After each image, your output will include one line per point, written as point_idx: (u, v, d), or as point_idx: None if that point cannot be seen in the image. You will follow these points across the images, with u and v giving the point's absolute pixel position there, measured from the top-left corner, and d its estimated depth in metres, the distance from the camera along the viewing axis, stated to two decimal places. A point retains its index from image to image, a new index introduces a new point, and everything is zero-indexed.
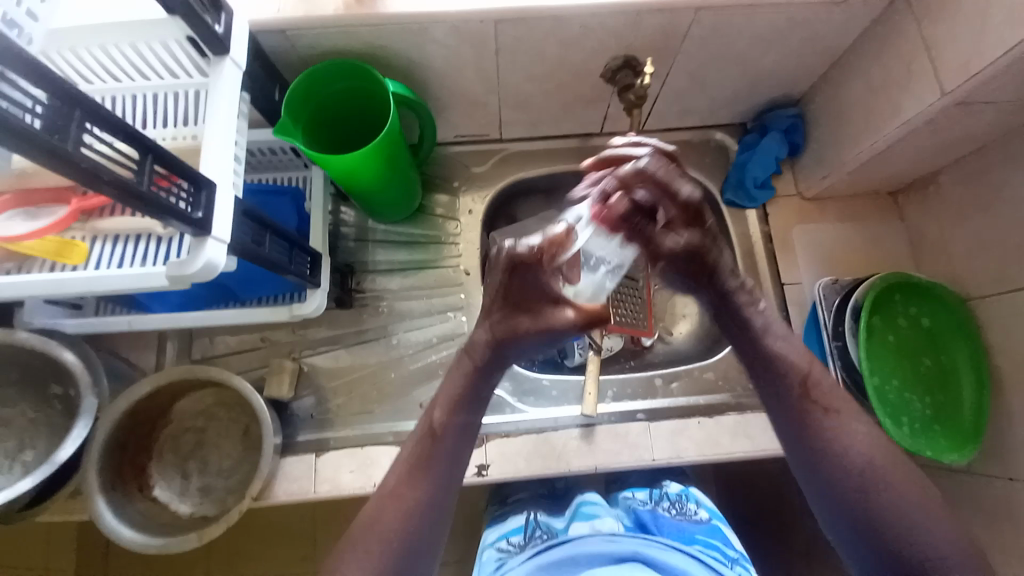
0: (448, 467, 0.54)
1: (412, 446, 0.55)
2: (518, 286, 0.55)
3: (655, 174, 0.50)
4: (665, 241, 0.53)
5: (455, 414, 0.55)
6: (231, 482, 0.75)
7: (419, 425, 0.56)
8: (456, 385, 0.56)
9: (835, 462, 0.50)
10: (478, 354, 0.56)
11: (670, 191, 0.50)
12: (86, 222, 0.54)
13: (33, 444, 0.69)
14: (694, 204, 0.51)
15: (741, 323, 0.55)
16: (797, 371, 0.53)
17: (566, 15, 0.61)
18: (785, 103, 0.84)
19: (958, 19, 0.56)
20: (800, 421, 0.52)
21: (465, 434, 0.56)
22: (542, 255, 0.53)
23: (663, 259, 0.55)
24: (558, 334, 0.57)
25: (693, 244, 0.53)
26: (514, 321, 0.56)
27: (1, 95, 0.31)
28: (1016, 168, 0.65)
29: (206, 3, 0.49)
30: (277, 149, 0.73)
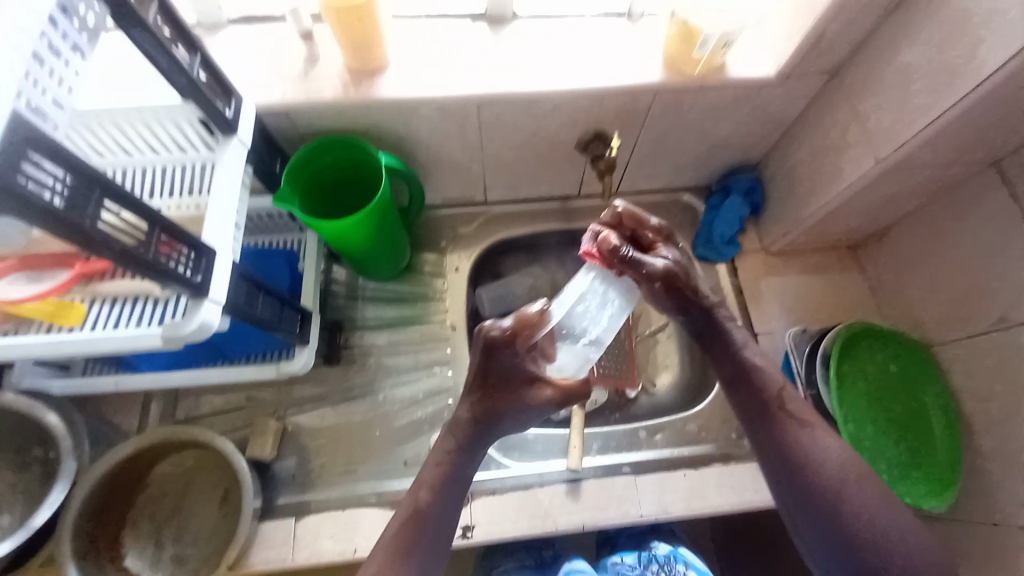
0: (433, 547, 0.54)
1: (395, 527, 0.54)
2: (494, 365, 0.57)
3: (632, 208, 0.60)
4: (657, 260, 0.57)
5: (439, 495, 0.56)
6: (207, 551, 0.72)
7: (402, 508, 0.56)
8: (438, 466, 0.58)
9: (819, 480, 0.52)
10: (461, 432, 0.59)
11: (646, 221, 0.60)
12: (87, 285, 0.56)
13: (9, 509, 0.67)
14: (665, 229, 0.61)
15: (724, 336, 0.59)
16: (773, 382, 0.57)
17: (539, 97, 0.69)
18: (745, 167, 0.92)
19: (880, 98, 0.65)
20: (785, 449, 0.54)
21: (448, 515, 0.56)
22: (514, 334, 0.56)
23: (660, 279, 0.56)
24: (539, 412, 0.59)
25: (677, 261, 0.59)
26: (492, 399, 0.58)
27: (30, 178, 0.34)
28: (954, 223, 0.72)
29: (219, 90, 0.55)
30: (274, 214, 0.77)
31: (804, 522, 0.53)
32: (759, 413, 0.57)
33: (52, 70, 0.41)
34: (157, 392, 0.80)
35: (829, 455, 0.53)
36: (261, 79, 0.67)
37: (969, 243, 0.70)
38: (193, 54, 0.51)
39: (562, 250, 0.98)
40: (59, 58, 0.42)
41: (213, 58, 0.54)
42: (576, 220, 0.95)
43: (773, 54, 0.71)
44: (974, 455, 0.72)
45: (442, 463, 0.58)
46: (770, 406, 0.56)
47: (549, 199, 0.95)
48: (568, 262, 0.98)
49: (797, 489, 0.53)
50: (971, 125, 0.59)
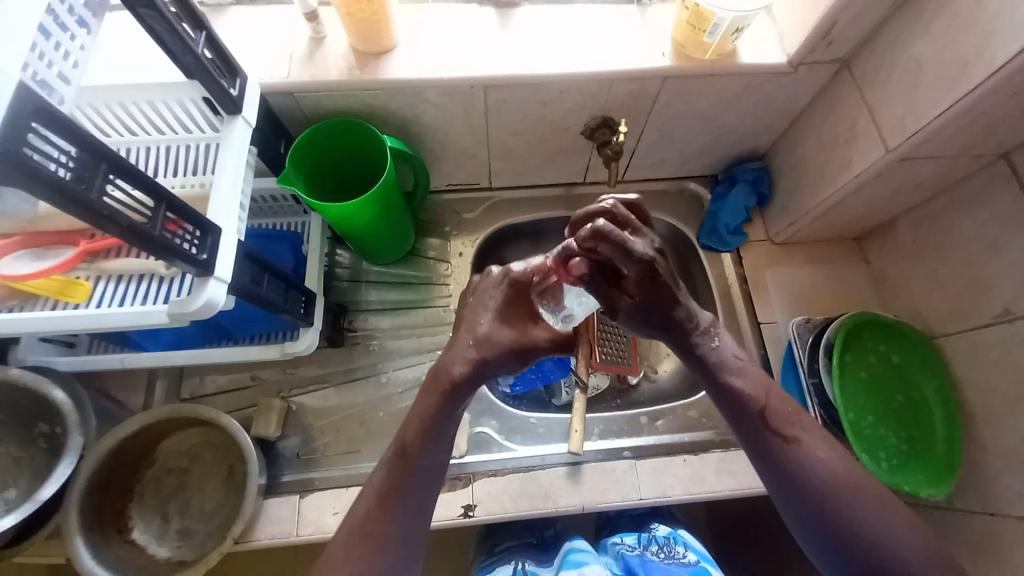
0: (422, 495, 0.55)
1: (385, 472, 0.55)
2: (512, 302, 0.58)
3: (613, 236, 0.51)
4: (619, 298, 0.57)
5: (427, 437, 0.55)
6: (212, 526, 0.73)
7: (391, 449, 0.57)
8: (427, 406, 0.56)
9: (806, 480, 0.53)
10: (458, 372, 0.56)
11: (625, 254, 0.52)
12: (92, 263, 0.57)
13: (16, 482, 0.69)
14: (648, 264, 0.53)
15: (698, 359, 0.59)
16: (755, 402, 0.56)
17: (546, 81, 0.69)
18: (751, 157, 0.91)
19: (892, 87, 0.64)
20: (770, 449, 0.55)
21: (433, 459, 0.56)
22: (534, 274, 0.59)
23: (619, 314, 0.58)
24: (535, 356, 0.57)
25: (643, 303, 0.56)
26: (500, 335, 0.57)
27: (36, 150, 0.34)
28: (962, 216, 0.71)
29: (223, 69, 0.55)
30: (277, 196, 0.77)
31: (798, 522, 0.54)
32: (746, 425, 0.56)
33: (58, 43, 0.41)
34: (162, 372, 0.80)
35: (821, 459, 0.53)
36: (265, 58, 0.67)
37: (975, 236, 0.70)
38: (199, 32, 0.51)
39: None
40: (66, 32, 0.42)
41: (219, 37, 0.53)
42: (581, 207, 0.95)
43: (783, 41, 0.69)
44: (972, 446, 0.72)
45: (431, 402, 0.56)
46: (755, 424, 0.56)
47: (553, 185, 0.95)
48: None
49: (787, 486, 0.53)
50: (981, 118, 0.58)
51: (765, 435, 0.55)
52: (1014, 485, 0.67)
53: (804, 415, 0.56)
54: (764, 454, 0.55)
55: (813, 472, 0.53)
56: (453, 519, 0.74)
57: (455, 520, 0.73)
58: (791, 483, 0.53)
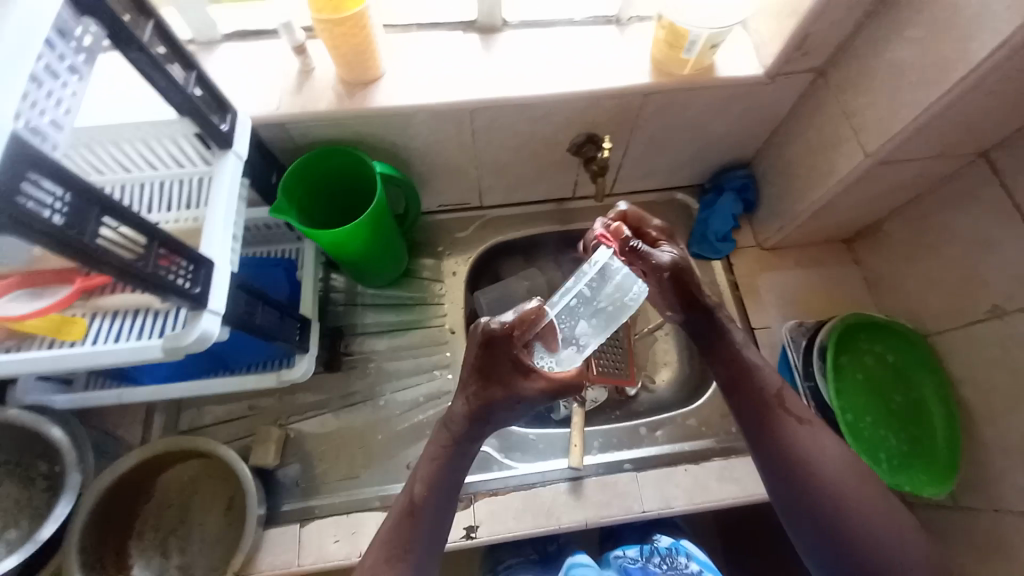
0: (428, 548, 0.55)
1: (390, 527, 0.55)
2: (492, 358, 0.58)
3: (637, 208, 0.65)
4: (663, 254, 0.62)
5: (433, 490, 0.56)
6: (213, 560, 0.72)
7: (398, 503, 0.57)
8: (433, 461, 0.58)
9: (812, 474, 0.53)
10: (457, 427, 0.58)
11: (649, 220, 0.65)
12: (88, 300, 0.57)
13: (17, 521, 0.68)
14: (668, 230, 0.66)
15: (722, 334, 0.61)
16: (772, 384, 0.57)
17: (531, 102, 0.70)
18: (737, 165, 0.93)
19: (870, 92, 0.65)
20: (781, 436, 0.55)
21: (444, 512, 0.57)
22: (512, 330, 0.58)
23: (665, 272, 0.61)
24: (529, 403, 0.59)
25: (682, 254, 0.63)
26: (489, 392, 0.58)
27: (28, 198, 0.34)
28: (947, 215, 0.73)
29: (213, 105, 0.56)
30: (271, 224, 0.78)
31: (796, 520, 0.54)
32: (758, 410, 0.57)
33: (50, 91, 0.41)
34: (160, 404, 0.80)
35: (830, 452, 0.54)
36: (256, 92, 0.68)
37: (962, 234, 0.71)
38: (188, 72, 0.52)
39: (560, 251, 0.99)
40: (56, 79, 0.42)
41: (209, 75, 0.55)
42: (573, 220, 0.96)
43: (760, 53, 0.71)
44: (972, 443, 0.72)
45: (436, 455, 0.58)
46: (770, 403, 0.56)
47: (544, 201, 0.96)
48: (566, 264, 0.99)
49: (795, 479, 0.53)
50: (958, 119, 0.60)
51: (778, 416, 0.56)
52: (1017, 482, 0.67)
53: (812, 415, 0.56)
54: (772, 431, 0.56)
55: (818, 458, 0.53)
56: (455, 541, 0.73)
57: (457, 542, 0.73)
58: (789, 462, 0.54)
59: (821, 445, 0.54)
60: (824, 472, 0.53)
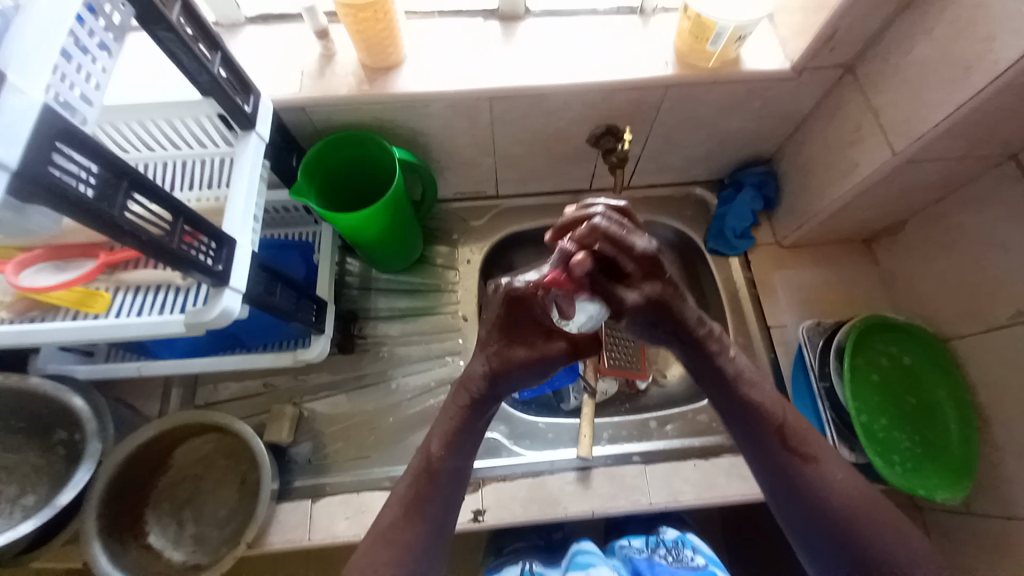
0: (444, 506, 0.56)
1: (410, 481, 0.57)
2: (514, 315, 0.57)
3: (613, 231, 0.52)
4: (626, 295, 0.53)
5: (451, 449, 0.57)
6: (226, 532, 0.75)
7: (415, 461, 0.58)
8: (450, 420, 0.58)
9: (819, 504, 0.52)
10: (475, 386, 0.58)
11: (625, 246, 0.52)
12: (112, 274, 0.59)
13: (34, 489, 0.71)
14: (649, 256, 0.53)
15: (716, 370, 0.57)
16: (774, 417, 0.55)
17: (550, 92, 0.70)
18: (757, 161, 0.91)
19: (896, 90, 0.64)
20: (786, 470, 0.54)
21: (458, 476, 0.58)
22: (535, 288, 0.56)
23: (627, 316, 0.54)
24: (551, 365, 0.58)
25: (653, 298, 0.53)
26: (510, 352, 0.58)
27: (57, 168, 0.35)
28: (972, 219, 0.71)
29: (238, 87, 0.57)
30: (290, 207, 0.79)
31: (805, 540, 0.54)
32: (761, 440, 0.55)
33: (79, 66, 0.43)
34: (178, 379, 0.83)
35: (838, 480, 0.53)
36: (278, 75, 0.69)
37: (986, 238, 0.69)
38: (214, 52, 0.53)
39: None
40: (86, 55, 0.43)
41: (234, 57, 0.55)
42: None
43: (785, 47, 0.70)
44: (988, 450, 0.71)
45: (454, 418, 0.58)
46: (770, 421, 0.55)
47: (559, 192, 0.96)
48: None
49: (801, 509, 0.53)
50: (987, 119, 0.58)
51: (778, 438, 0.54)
52: None
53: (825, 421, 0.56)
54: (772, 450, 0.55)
55: (823, 471, 0.53)
56: (462, 524, 0.74)
57: (464, 524, 0.74)
58: (797, 493, 0.53)
59: (828, 474, 0.53)
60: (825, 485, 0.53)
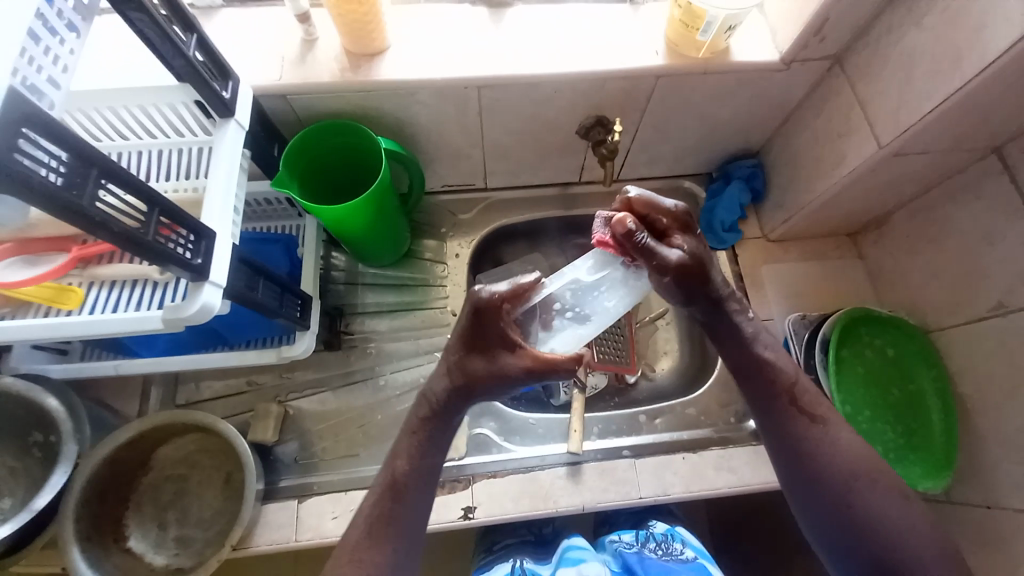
0: (411, 515, 0.55)
1: (374, 499, 0.55)
2: (477, 329, 0.56)
3: (644, 195, 0.59)
4: (671, 251, 0.56)
5: (415, 463, 0.56)
6: (211, 534, 0.73)
7: (380, 478, 0.56)
8: (412, 434, 0.57)
9: (823, 474, 0.53)
10: (436, 398, 0.58)
11: (658, 206, 0.58)
12: (84, 269, 0.56)
13: (11, 492, 0.69)
14: (682, 216, 0.59)
15: (733, 330, 0.58)
16: (785, 376, 0.57)
17: (540, 81, 0.69)
18: (745, 154, 0.92)
19: (884, 81, 0.64)
20: (794, 434, 0.55)
21: (426, 488, 0.56)
22: (501, 301, 0.55)
23: (671, 273, 0.55)
24: (512, 382, 0.55)
25: (692, 251, 0.57)
26: (470, 364, 0.57)
27: (23, 155, 0.33)
28: (956, 210, 0.72)
29: (215, 72, 0.54)
30: (272, 200, 0.77)
31: (807, 514, 0.54)
32: (771, 403, 0.56)
33: (47, 48, 0.42)
34: (157, 378, 0.80)
35: (842, 450, 0.53)
36: (257, 61, 0.67)
37: (969, 229, 0.71)
38: (189, 35, 0.50)
39: (562, 237, 0.98)
40: (55, 36, 0.42)
41: (211, 40, 0.53)
42: (577, 206, 0.95)
43: (775, 38, 0.70)
44: (968, 440, 0.73)
45: (417, 430, 0.58)
46: (781, 397, 0.56)
47: (548, 185, 0.95)
48: (568, 249, 0.98)
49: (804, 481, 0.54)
50: (971, 112, 0.59)
51: (790, 410, 0.56)
52: (1012, 477, 0.67)
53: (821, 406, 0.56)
54: (780, 433, 0.56)
55: (833, 449, 0.53)
56: (452, 521, 0.73)
57: (454, 522, 0.73)
58: (801, 460, 0.54)
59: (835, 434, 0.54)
60: (834, 468, 0.53)
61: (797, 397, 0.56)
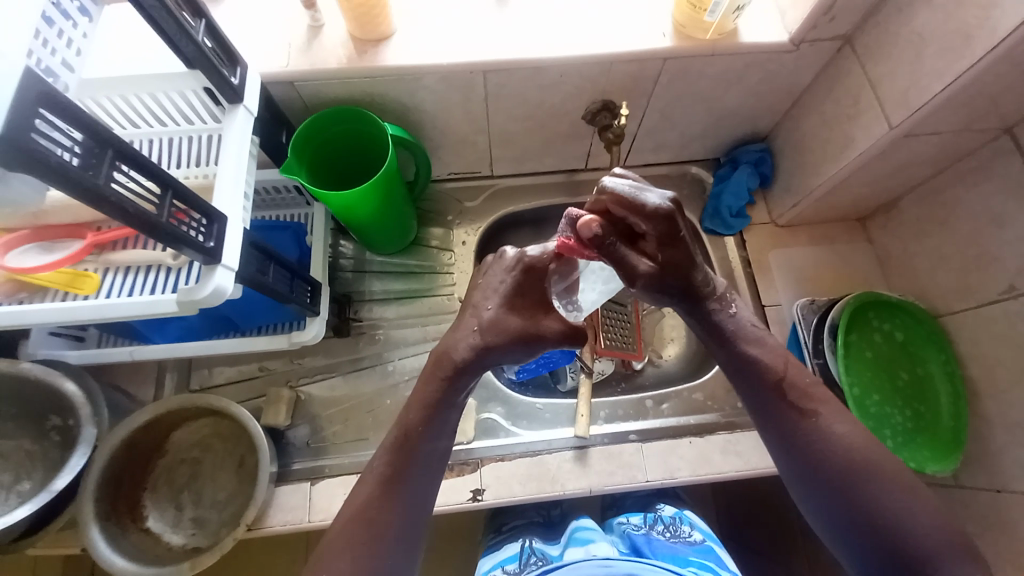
0: (426, 477, 0.55)
1: (386, 456, 0.55)
2: (523, 286, 0.57)
3: (623, 192, 0.50)
4: (640, 261, 0.52)
5: (429, 417, 0.55)
6: (225, 515, 0.74)
7: (392, 433, 0.56)
8: (427, 392, 0.56)
9: (826, 470, 0.51)
10: (448, 382, 0.55)
11: (638, 208, 0.50)
12: (99, 255, 0.58)
13: (31, 475, 0.70)
14: (665, 215, 0.50)
15: (717, 329, 0.57)
16: (773, 371, 0.55)
17: (546, 65, 0.69)
18: (753, 139, 0.91)
19: (896, 60, 0.63)
20: (789, 430, 0.54)
21: (438, 447, 0.56)
22: (550, 260, 0.56)
23: (641, 284, 0.52)
24: (544, 343, 0.56)
25: (667, 260, 0.52)
26: (507, 319, 0.56)
27: (40, 135, 0.34)
28: (969, 192, 0.71)
29: (224, 57, 0.55)
30: (281, 187, 0.78)
31: (821, 515, 0.53)
32: (762, 400, 0.55)
33: (61, 31, 0.43)
34: (171, 364, 0.82)
35: (842, 439, 0.52)
36: (264, 48, 0.67)
37: (979, 212, 0.70)
38: (198, 20, 0.51)
39: None
40: (68, 20, 0.44)
41: (219, 26, 0.53)
42: (583, 193, 0.95)
43: (784, 20, 0.69)
44: (977, 423, 0.72)
45: (434, 388, 0.56)
46: (771, 393, 0.55)
47: (554, 171, 0.95)
48: None
49: (810, 476, 0.52)
50: (982, 91, 0.57)
51: (781, 404, 0.54)
52: (1019, 461, 0.67)
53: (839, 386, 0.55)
54: (779, 431, 0.54)
55: (833, 443, 0.52)
56: (461, 503, 0.75)
57: (463, 504, 0.74)
58: (806, 460, 0.52)
59: (829, 423, 0.53)
60: (835, 467, 0.51)
61: (787, 390, 0.55)
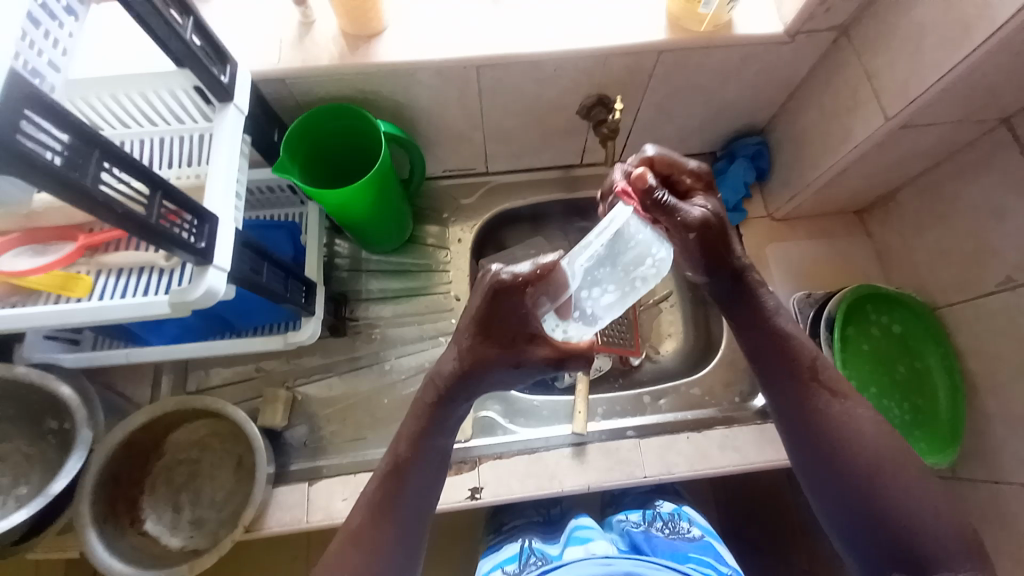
0: (417, 496, 0.54)
1: (376, 482, 0.55)
2: (495, 312, 0.51)
3: (666, 153, 0.56)
4: (693, 209, 0.53)
5: (416, 445, 0.55)
6: (224, 515, 0.74)
7: (382, 460, 0.56)
8: (416, 416, 0.56)
9: (845, 467, 0.51)
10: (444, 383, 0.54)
11: (682, 166, 0.56)
12: (92, 257, 0.57)
13: (28, 479, 0.70)
14: (704, 175, 0.56)
15: (755, 303, 0.57)
16: (806, 351, 0.56)
17: (541, 59, 0.68)
18: (750, 132, 0.90)
19: (894, 50, 0.62)
20: (813, 414, 0.53)
21: (433, 459, 0.55)
22: (526, 284, 0.50)
23: (693, 232, 0.53)
24: (530, 369, 0.53)
25: (714, 210, 0.55)
26: (485, 348, 0.52)
27: (27, 136, 0.33)
28: (967, 183, 0.70)
29: (213, 55, 0.54)
30: (275, 186, 0.77)
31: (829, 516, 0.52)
32: (792, 379, 0.55)
33: (47, 32, 0.43)
34: (167, 365, 0.81)
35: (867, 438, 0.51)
36: (255, 45, 0.66)
37: (976, 203, 0.70)
38: (186, 17, 0.50)
39: (566, 220, 0.98)
40: (54, 20, 0.43)
41: (207, 23, 0.53)
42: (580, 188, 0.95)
43: (780, 11, 0.68)
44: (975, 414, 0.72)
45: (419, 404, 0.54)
46: (802, 373, 0.55)
47: (550, 167, 0.94)
48: (572, 233, 0.98)
49: (829, 471, 0.52)
50: (980, 81, 0.57)
51: (811, 383, 0.54)
52: (1017, 452, 0.67)
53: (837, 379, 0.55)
54: (804, 416, 0.54)
55: (857, 438, 0.51)
56: (460, 502, 0.75)
57: (462, 502, 0.74)
58: (826, 452, 0.52)
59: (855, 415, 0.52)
60: (856, 465, 0.50)
61: (818, 372, 0.55)
